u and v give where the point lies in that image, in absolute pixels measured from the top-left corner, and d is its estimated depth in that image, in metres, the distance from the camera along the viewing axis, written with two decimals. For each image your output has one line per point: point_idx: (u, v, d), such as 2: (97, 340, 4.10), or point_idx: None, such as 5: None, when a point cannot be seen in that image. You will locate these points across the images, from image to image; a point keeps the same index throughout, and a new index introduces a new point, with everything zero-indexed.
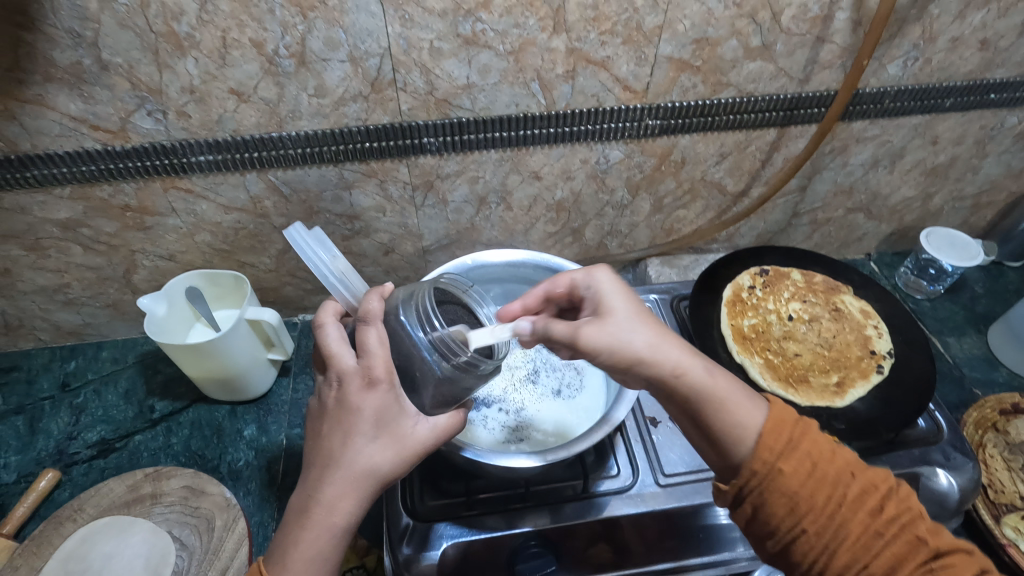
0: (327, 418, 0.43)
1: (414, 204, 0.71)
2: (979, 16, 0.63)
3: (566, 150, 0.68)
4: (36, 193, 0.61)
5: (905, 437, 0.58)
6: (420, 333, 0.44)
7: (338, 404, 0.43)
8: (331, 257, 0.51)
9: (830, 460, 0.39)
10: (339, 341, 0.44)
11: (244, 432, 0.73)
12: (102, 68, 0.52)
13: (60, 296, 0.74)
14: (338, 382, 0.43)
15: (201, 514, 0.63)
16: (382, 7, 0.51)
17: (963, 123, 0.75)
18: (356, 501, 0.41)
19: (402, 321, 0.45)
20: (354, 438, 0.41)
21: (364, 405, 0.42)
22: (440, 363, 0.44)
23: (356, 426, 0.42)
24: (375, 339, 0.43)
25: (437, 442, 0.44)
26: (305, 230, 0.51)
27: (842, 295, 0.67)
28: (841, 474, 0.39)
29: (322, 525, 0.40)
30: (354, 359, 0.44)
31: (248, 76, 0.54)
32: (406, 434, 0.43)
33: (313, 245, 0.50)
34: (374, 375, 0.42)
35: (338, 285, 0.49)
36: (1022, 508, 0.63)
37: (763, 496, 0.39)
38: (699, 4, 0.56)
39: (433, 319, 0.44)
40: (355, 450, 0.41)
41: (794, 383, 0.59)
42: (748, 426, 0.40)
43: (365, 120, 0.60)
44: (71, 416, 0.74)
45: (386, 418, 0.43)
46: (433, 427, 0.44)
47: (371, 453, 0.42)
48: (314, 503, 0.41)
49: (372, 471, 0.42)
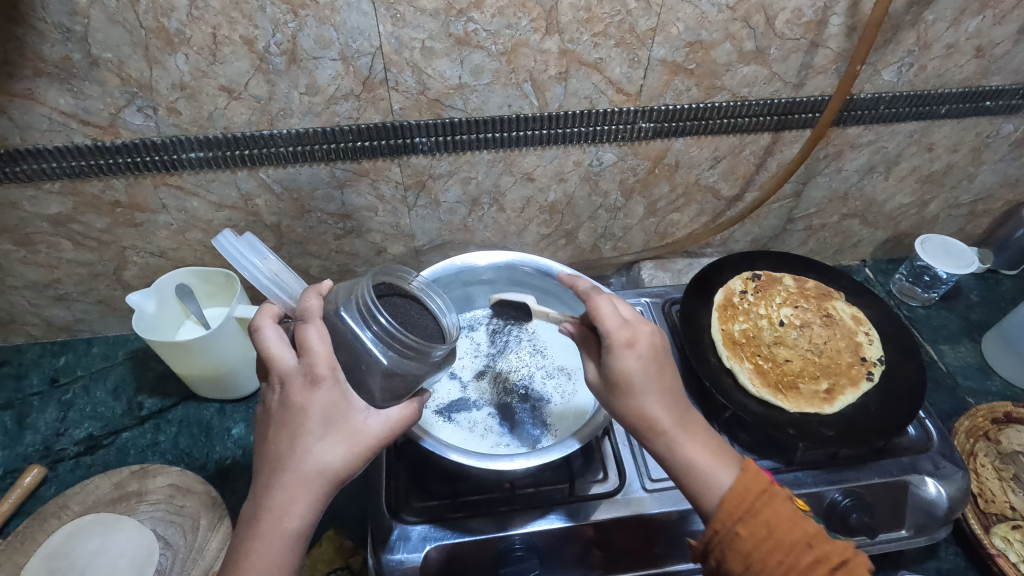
0: (272, 420, 0.43)
1: (406, 204, 0.71)
2: (975, 23, 0.63)
3: (559, 152, 0.68)
4: (26, 188, 0.61)
5: (895, 445, 0.58)
6: (364, 331, 0.44)
7: (284, 406, 0.42)
8: (262, 259, 0.49)
9: (788, 528, 0.41)
10: (278, 342, 0.44)
11: (233, 431, 0.72)
12: (92, 63, 0.52)
13: (51, 291, 0.74)
14: (281, 384, 0.43)
15: (186, 513, 0.63)
16: (374, 5, 0.51)
17: (959, 130, 0.74)
18: (307, 504, 0.41)
19: (342, 317, 0.45)
20: (303, 438, 0.41)
21: (309, 405, 0.41)
22: (388, 355, 0.44)
23: (302, 426, 0.41)
24: (315, 337, 0.43)
25: (388, 436, 0.43)
26: (234, 236, 0.49)
27: (834, 301, 0.67)
28: (797, 544, 0.41)
29: (274, 532, 0.40)
30: (295, 360, 0.43)
31: (239, 73, 0.54)
32: (356, 430, 0.42)
33: (245, 251, 0.48)
34: (315, 373, 0.42)
35: (273, 288, 0.48)
36: (1013, 518, 0.63)
37: (723, 553, 0.42)
38: (693, 7, 0.56)
39: (376, 316, 0.44)
40: (304, 450, 0.41)
41: (784, 389, 0.59)
42: (714, 487, 0.44)
43: (357, 119, 0.60)
44: (60, 412, 0.74)
45: (334, 416, 0.42)
46: (383, 420, 0.43)
47: (321, 453, 0.41)
48: (264, 510, 0.40)
49: (323, 470, 0.41)
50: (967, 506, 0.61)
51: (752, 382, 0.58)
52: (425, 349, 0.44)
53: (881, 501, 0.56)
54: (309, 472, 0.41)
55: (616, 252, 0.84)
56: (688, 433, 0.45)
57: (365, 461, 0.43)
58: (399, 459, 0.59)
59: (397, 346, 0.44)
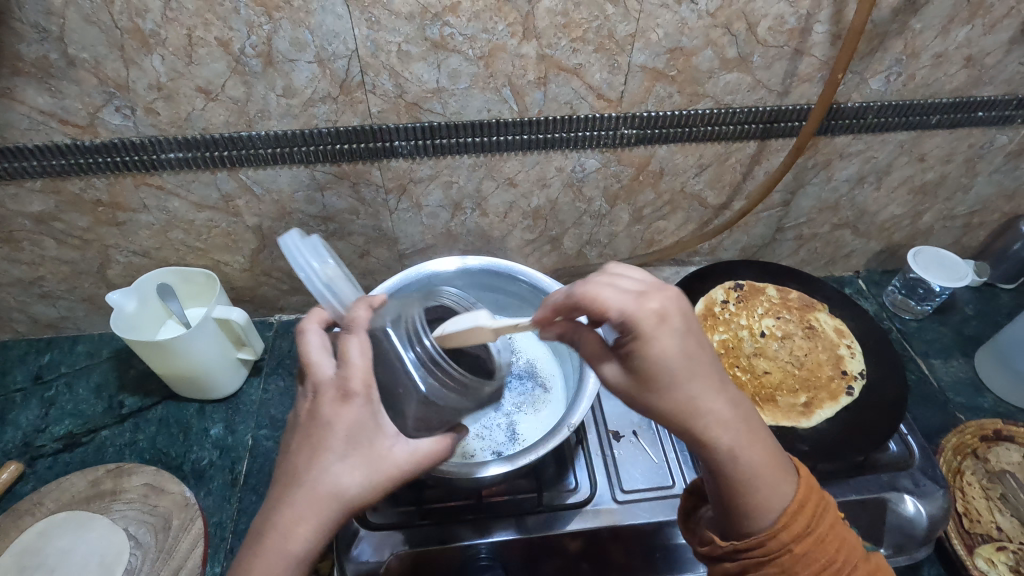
0: (298, 431, 0.42)
1: (388, 207, 0.71)
2: (964, 32, 0.62)
3: (541, 157, 0.67)
4: (9, 185, 0.61)
5: (874, 461, 0.57)
6: (409, 352, 0.44)
7: (311, 418, 0.42)
8: (321, 264, 0.50)
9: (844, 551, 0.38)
10: (320, 349, 0.44)
11: (211, 431, 0.72)
12: (69, 63, 0.52)
13: (36, 288, 0.74)
14: (315, 393, 0.42)
15: (159, 513, 0.63)
16: (348, 8, 0.51)
17: (951, 141, 0.73)
18: (315, 526, 0.39)
19: (389, 335, 0.44)
20: (324, 455, 0.40)
21: (337, 419, 0.41)
22: (428, 382, 0.43)
23: (326, 441, 0.40)
24: (357, 350, 0.42)
25: (414, 468, 0.42)
26: (300, 239, 0.51)
27: (817, 313, 0.65)
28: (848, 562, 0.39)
29: (276, 551, 0.39)
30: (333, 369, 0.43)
31: (216, 74, 0.54)
32: (380, 455, 0.41)
33: (306, 254, 0.50)
34: (351, 389, 0.41)
35: (326, 293, 0.48)
36: (998, 539, 0.61)
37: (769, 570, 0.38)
38: (672, 13, 0.56)
39: (421, 339, 0.44)
40: (322, 468, 0.40)
41: (761, 401, 0.57)
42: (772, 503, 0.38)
43: (336, 122, 0.60)
44: (41, 408, 0.74)
45: (359, 437, 0.41)
46: (411, 450, 0.42)
47: (339, 474, 0.40)
48: (271, 526, 0.39)
49: (337, 493, 0.40)
50: (952, 525, 0.59)
51: None
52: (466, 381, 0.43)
53: (860, 519, 0.54)
54: (322, 490, 0.40)
55: (603, 259, 0.83)
56: (748, 438, 0.38)
57: (384, 490, 0.41)
58: None
59: (439, 376, 0.43)
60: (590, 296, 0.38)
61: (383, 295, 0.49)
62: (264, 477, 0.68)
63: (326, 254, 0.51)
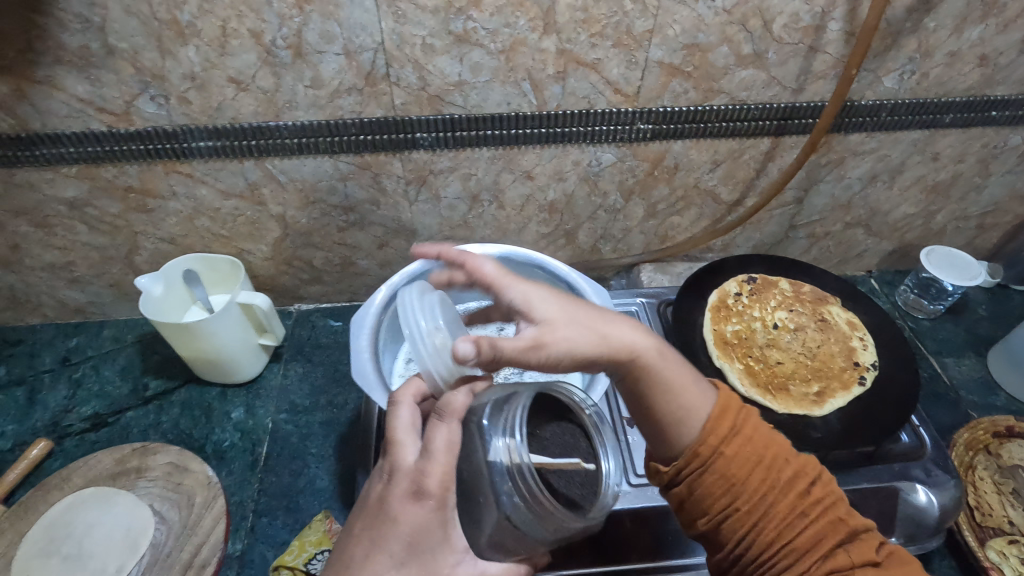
0: (366, 513, 0.42)
1: (407, 198, 0.72)
2: (977, 31, 0.63)
3: (558, 151, 0.69)
4: (45, 171, 0.64)
5: (885, 451, 0.58)
6: (497, 460, 0.40)
7: (380, 503, 0.42)
8: (433, 326, 0.47)
9: (764, 448, 0.43)
10: (407, 426, 0.44)
11: (232, 414, 0.74)
12: (108, 52, 0.54)
13: (66, 273, 0.77)
14: (390, 477, 0.42)
15: (183, 490, 0.65)
16: (376, 2, 0.53)
17: (964, 140, 0.74)
18: None
19: (483, 431, 0.41)
20: (382, 558, 0.40)
21: (402, 519, 0.40)
22: (512, 504, 0.39)
23: (388, 541, 0.40)
24: (441, 439, 0.41)
25: None
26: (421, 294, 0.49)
27: (830, 306, 0.66)
28: (778, 461, 0.43)
29: None
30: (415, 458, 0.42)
31: (247, 65, 0.57)
32: (440, 572, 0.40)
33: (419, 312, 0.48)
34: (426, 487, 0.40)
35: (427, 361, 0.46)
36: (1010, 533, 0.61)
37: (700, 481, 0.43)
38: (689, 9, 0.57)
39: (513, 447, 0.39)
40: (377, 572, 0.40)
41: (773, 390, 0.58)
42: (691, 410, 0.45)
43: (360, 113, 0.62)
44: (68, 389, 0.77)
45: (421, 546, 0.40)
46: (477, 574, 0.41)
47: None
48: None
49: None
50: (962, 516, 0.60)
51: (741, 382, 0.58)
52: (551, 509, 0.38)
53: (870, 507, 0.55)
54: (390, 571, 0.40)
55: (616, 254, 0.84)
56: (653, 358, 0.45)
57: None
58: None
59: (529, 498, 0.38)
60: (523, 304, 0.45)
61: (489, 378, 0.46)
62: (283, 459, 0.70)
63: (439, 313, 0.49)
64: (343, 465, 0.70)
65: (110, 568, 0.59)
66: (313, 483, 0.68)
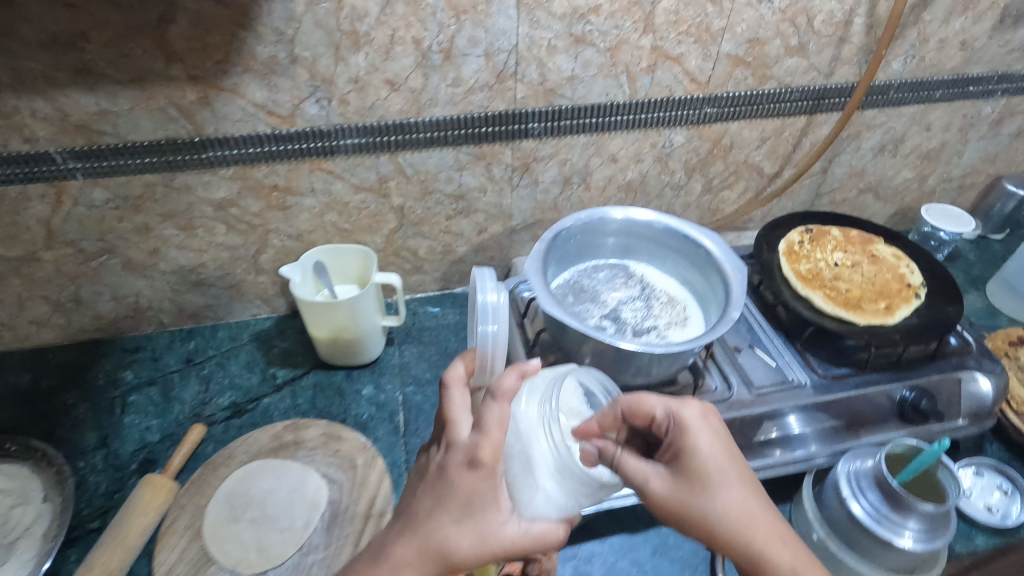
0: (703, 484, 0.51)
1: (511, 184, 0.83)
2: (959, 22, 0.81)
3: (640, 135, 0.81)
4: (203, 174, 0.71)
5: (944, 350, 0.72)
6: None
7: (439, 473, 0.50)
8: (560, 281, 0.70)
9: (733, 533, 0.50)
10: (459, 407, 0.53)
11: (364, 391, 0.81)
12: (291, 61, 0.63)
13: (193, 276, 0.82)
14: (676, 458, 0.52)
15: (343, 455, 0.71)
16: (518, 11, 0.65)
17: (950, 111, 0.92)
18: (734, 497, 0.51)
19: None
20: None
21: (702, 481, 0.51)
22: None
23: None
24: (495, 421, 0.49)
25: None
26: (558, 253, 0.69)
27: (875, 245, 0.81)
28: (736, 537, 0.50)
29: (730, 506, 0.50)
30: (661, 475, 0.50)
31: (403, 68, 0.67)
32: (491, 530, 0.47)
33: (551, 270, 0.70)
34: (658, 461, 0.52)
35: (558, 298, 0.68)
36: (904, 302, 0.72)
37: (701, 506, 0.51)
38: (754, 10, 0.72)
39: None
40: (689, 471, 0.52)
41: (852, 308, 0.72)
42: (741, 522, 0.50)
43: (486, 107, 0.73)
44: (201, 385, 0.82)
45: (474, 507, 0.48)
46: (519, 530, 0.48)
47: None
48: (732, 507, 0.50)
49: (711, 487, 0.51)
50: (886, 318, 0.70)
51: (826, 303, 0.72)
52: None
53: (941, 392, 0.69)
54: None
55: None
56: None
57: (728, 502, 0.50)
58: None
59: None
60: None
61: None
62: (422, 423, 0.77)
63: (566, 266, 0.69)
64: None
65: (298, 524, 0.65)
66: None
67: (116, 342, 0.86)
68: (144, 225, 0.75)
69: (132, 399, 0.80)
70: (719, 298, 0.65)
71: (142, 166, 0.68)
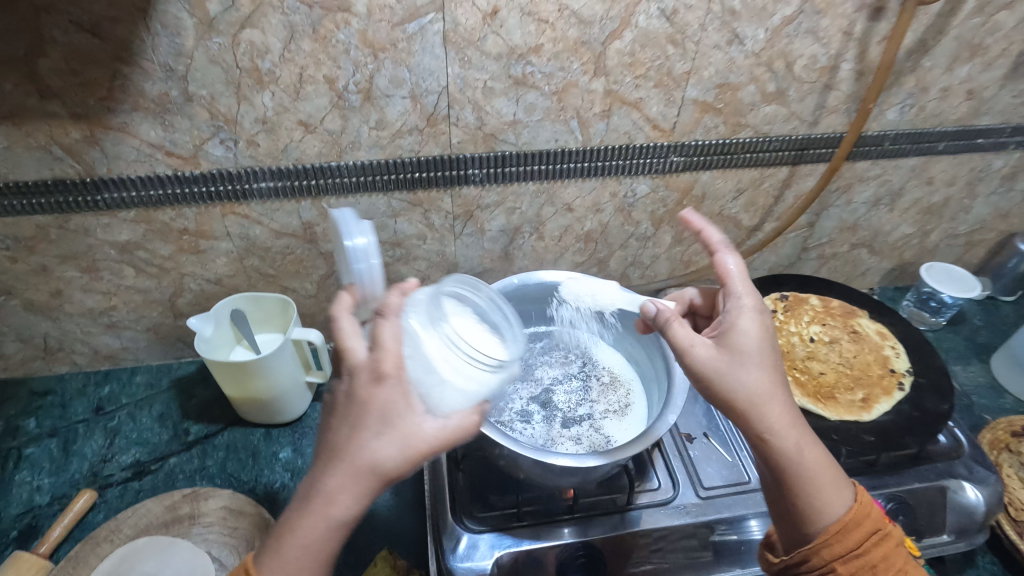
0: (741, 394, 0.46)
1: (453, 232, 0.75)
2: (966, 69, 0.71)
3: (597, 183, 0.73)
4: (102, 216, 0.64)
5: (928, 452, 0.63)
6: None
7: (348, 398, 0.43)
8: None
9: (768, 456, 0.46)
10: (353, 333, 0.45)
11: (280, 455, 0.74)
12: (186, 99, 0.56)
13: (104, 319, 0.76)
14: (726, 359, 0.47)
15: (240, 535, 0.64)
16: (445, 49, 0.57)
17: (955, 165, 0.82)
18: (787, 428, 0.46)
19: None
20: None
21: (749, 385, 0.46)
22: None
23: None
24: (391, 336, 0.44)
25: None
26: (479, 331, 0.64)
27: (858, 319, 0.73)
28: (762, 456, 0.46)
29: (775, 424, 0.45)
30: (709, 345, 0.47)
31: (318, 109, 0.59)
32: (412, 432, 0.42)
33: None
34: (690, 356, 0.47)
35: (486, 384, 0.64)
36: (887, 392, 0.64)
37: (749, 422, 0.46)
38: (723, 53, 0.63)
39: None
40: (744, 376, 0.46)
41: (823, 398, 0.64)
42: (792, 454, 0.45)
43: (418, 152, 0.65)
44: (106, 438, 0.75)
45: (391, 415, 0.42)
46: (438, 427, 0.43)
47: None
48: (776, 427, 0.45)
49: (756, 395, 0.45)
50: (862, 414, 0.62)
51: (793, 392, 0.63)
52: None
53: (922, 504, 0.60)
54: (331, 510, 0.41)
55: (644, 280, 0.88)
56: None
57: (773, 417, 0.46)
58: (459, 470, 0.61)
59: None
60: None
61: None
62: None
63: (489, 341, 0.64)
64: (399, 499, 0.70)
65: None
66: (370, 521, 0.68)
67: (25, 384, 0.80)
68: (42, 267, 0.68)
69: (28, 452, 0.73)
70: (660, 380, 0.60)
71: (29, 206, 0.62)
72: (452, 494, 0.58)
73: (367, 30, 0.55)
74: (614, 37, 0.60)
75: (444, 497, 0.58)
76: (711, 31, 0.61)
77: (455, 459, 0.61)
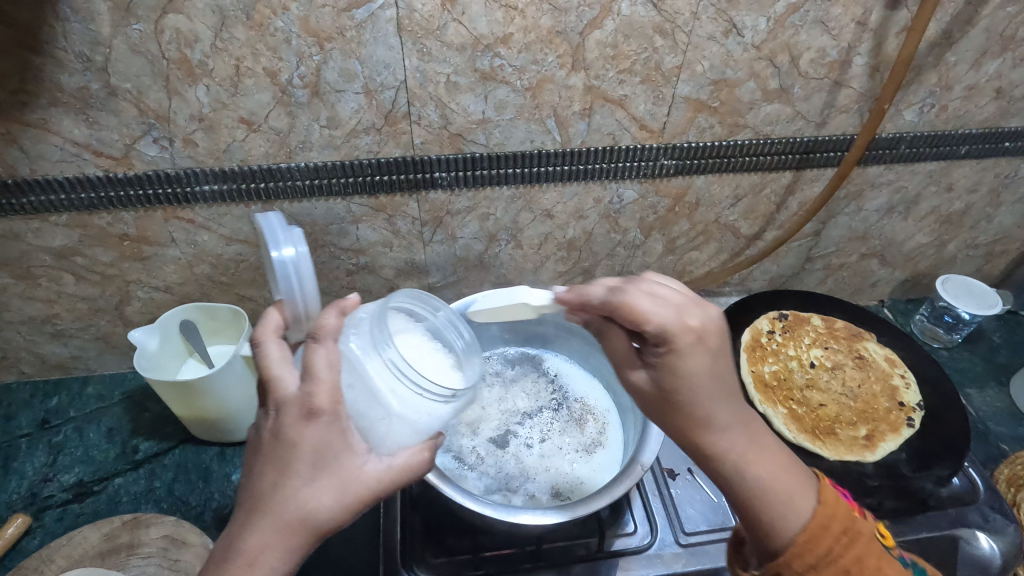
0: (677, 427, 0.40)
1: (422, 240, 0.69)
2: (995, 65, 0.63)
3: (579, 188, 0.66)
4: (30, 220, 0.59)
5: (939, 496, 0.56)
6: None
7: (275, 438, 0.36)
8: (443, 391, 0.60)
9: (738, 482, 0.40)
10: (280, 361, 0.38)
11: (233, 477, 0.68)
12: (110, 93, 0.51)
13: (48, 327, 0.70)
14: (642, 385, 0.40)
15: (181, 568, 0.58)
16: (401, 39, 0.51)
17: (979, 170, 0.74)
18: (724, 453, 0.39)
19: None
20: None
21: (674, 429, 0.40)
22: None
23: None
24: (324, 361, 0.36)
25: None
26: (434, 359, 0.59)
27: (865, 342, 0.67)
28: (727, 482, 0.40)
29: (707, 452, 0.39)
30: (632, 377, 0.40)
31: (260, 105, 0.53)
32: (350, 476, 0.37)
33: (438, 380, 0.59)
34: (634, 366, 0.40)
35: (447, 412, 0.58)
36: (893, 430, 0.58)
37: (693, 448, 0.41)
38: (718, 45, 0.56)
39: None
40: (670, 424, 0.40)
41: (821, 435, 0.58)
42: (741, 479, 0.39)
43: (377, 153, 0.59)
44: (49, 456, 0.70)
45: (326, 457, 0.37)
46: (384, 468, 0.38)
47: None
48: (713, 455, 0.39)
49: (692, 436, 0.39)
50: (866, 455, 0.56)
51: (788, 428, 0.57)
52: None
53: (930, 556, 0.53)
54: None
55: None
56: None
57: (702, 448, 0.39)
58: (413, 508, 0.55)
59: None
60: None
61: None
62: None
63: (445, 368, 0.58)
64: (357, 529, 0.64)
65: None
66: (324, 553, 0.62)
67: None
68: None
69: None
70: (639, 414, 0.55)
71: None
72: (399, 535, 0.52)
73: (309, 17, 0.48)
74: (593, 26, 0.53)
75: (390, 538, 0.52)
76: (705, 21, 0.54)
77: (410, 495, 0.56)
